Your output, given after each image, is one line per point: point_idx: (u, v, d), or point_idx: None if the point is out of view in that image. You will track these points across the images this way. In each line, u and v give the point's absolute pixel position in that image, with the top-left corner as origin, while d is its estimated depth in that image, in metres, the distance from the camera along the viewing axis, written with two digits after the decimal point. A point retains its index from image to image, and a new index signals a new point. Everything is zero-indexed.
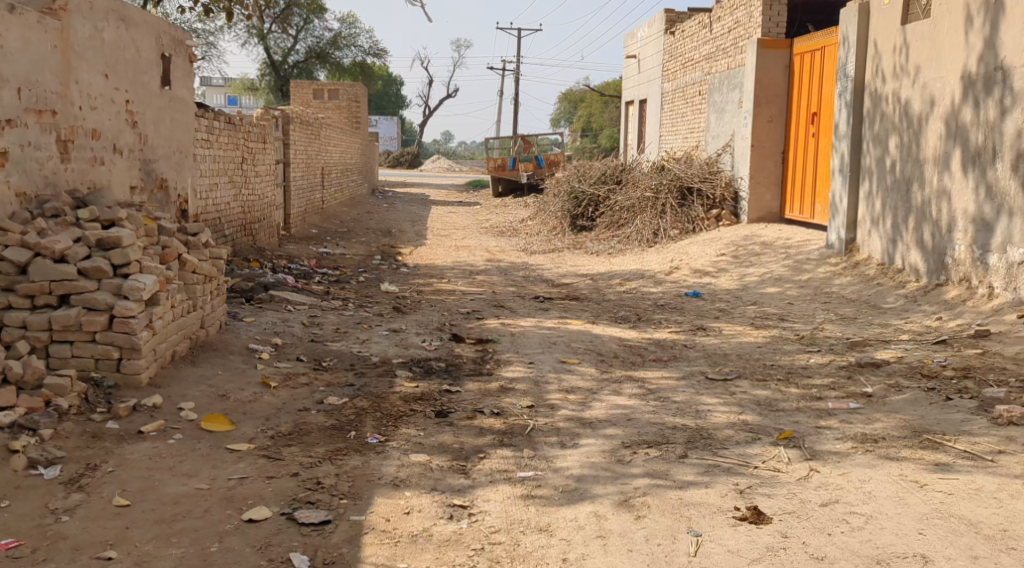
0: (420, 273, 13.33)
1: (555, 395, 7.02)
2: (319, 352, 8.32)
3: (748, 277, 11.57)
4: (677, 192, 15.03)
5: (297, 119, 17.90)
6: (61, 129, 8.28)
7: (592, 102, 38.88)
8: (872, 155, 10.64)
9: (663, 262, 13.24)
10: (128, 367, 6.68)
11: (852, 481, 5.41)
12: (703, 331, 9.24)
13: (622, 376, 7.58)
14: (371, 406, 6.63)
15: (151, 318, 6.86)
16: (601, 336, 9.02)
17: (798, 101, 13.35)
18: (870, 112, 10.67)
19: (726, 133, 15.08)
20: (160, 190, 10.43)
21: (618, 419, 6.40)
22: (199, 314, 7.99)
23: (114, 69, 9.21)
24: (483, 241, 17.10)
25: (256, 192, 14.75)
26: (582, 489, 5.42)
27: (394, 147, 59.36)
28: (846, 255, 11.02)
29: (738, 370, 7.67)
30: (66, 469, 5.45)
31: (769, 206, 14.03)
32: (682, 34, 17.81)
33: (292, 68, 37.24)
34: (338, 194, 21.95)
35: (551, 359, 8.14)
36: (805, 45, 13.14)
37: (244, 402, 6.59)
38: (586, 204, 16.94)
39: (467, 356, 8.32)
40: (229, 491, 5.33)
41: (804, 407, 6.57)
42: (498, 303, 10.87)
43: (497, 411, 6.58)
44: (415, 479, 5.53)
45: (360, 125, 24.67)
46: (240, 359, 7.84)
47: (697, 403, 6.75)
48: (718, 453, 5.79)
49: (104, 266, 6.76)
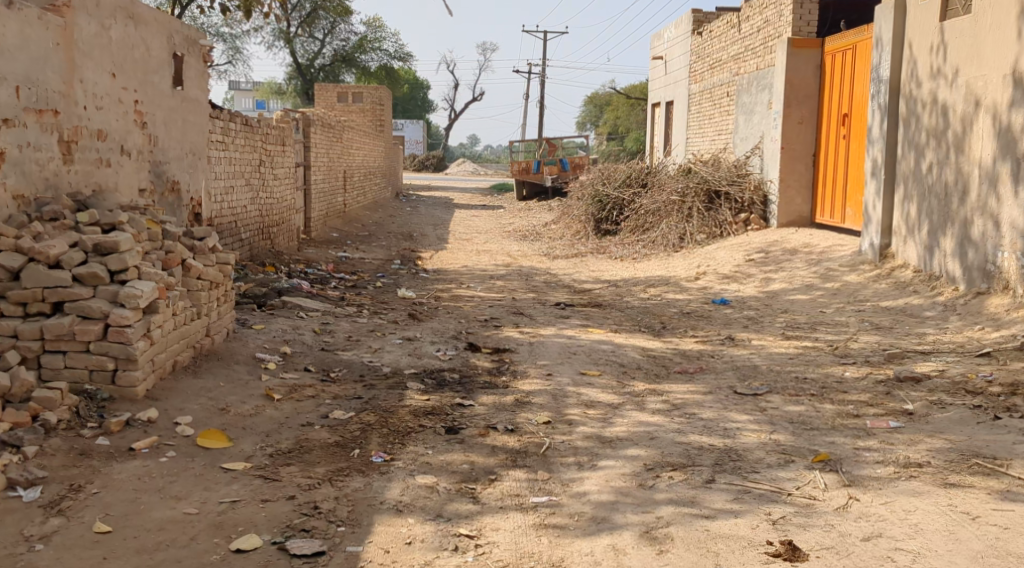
0: (440, 279, 12.96)
1: (574, 410, 6.63)
2: (328, 362, 7.97)
3: (778, 284, 11.14)
4: (704, 196, 14.60)
5: (319, 121, 17.58)
6: (63, 130, 7.97)
7: (619, 105, 38.42)
8: (907, 159, 10.17)
9: (690, 268, 12.84)
10: (124, 379, 6.33)
11: (896, 511, 4.98)
12: (731, 341, 8.82)
13: (646, 389, 7.19)
14: (378, 421, 6.26)
15: (149, 327, 6.52)
16: (624, 346, 8.62)
17: (830, 104, 12.89)
18: (905, 114, 10.21)
19: (755, 135, 14.62)
20: (171, 193, 10.12)
21: (641, 438, 6.00)
22: (203, 322, 7.65)
23: (121, 68, 8.88)
24: (505, 245, 16.74)
25: (274, 195, 14.43)
26: (602, 518, 5.03)
27: (419, 151, 59.12)
28: (880, 262, 10.55)
29: (770, 384, 7.25)
30: (48, 490, 5.12)
31: (799, 210, 13.55)
32: (710, 34, 17.37)
33: (319, 72, 36.70)
34: (360, 197, 21.63)
35: (570, 370, 7.75)
36: (837, 45, 12.69)
37: (244, 416, 6.24)
38: (610, 208, 16.52)
39: (482, 367, 7.94)
40: (219, 516, 4.97)
41: (841, 425, 6.15)
42: (518, 310, 10.51)
43: (512, 427, 6.20)
44: (421, 503, 5.15)
45: (384, 128, 24.32)
46: (245, 369, 7.50)
47: (725, 420, 6.34)
48: (748, 477, 5.38)
49: (101, 273, 6.44)
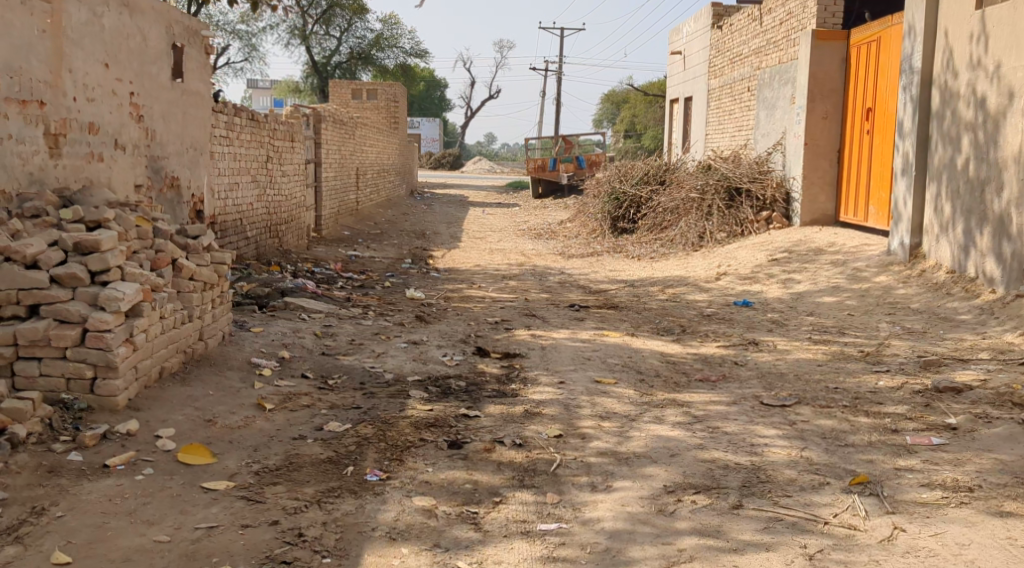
0: (451, 278, 12.52)
1: (587, 422, 6.15)
2: (327, 368, 7.51)
3: (802, 285, 10.62)
4: (725, 193, 14.04)
5: (330, 117, 17.12)
6: (50, 122, 7.52)
7: (636, 103, 37.86)
8: (940, 153, 9.64)
9: (709, 267, 12.34)
10: (103, 388, 5.88)
11: (949, 545, 4.52)
12: (754, 346, 8.33)
13: (665, 399, 6.70)
14: (375, 435, 5.79)
15: (132, 332, 6.07)
16: (642, 352, 8.14)
17: (855, 97, 12.37)
18: (940, 106, 9.68)
19: (777, 131, 14.10)
20: (170, 189, 9.68)
21: (660, 455, 5.52)
22: (196, 325, 7.21)
23: (115, 58, 8.42)
24: (520, 244, 16.27)
25: (282, 192, 13.99)
26: (618, 551, 4.57)
27: (436, 149, 58.76)
28: (910, 262, 10.03)
29: (798, 393, 6.76)
30: (8, 513, 4.68)
31: (823, 207, 13.00)
32: (731, 28, 16.83)
33: (335, 69, 36.30)
34: (373, 195, 21.17)
35: (584, 377, 7.27)
36: (863, 36, 12.15)
37: (231, 429, 5.79)
38: (627, 206, 16.00)
39: (491, 373, 7.48)
40: (193, 545, 4.53)
41: (878, 442, 5.67)
42: (530, 311, 10.03)
43: (520, 442, 5.73)
44: (417, 531, 4.70)
45: (398, 125, 23.79)
46: (238, 376, 7.06)
47: (752, 435, 5.85)
48: (779, 502, 4.89)
49: (80, 273, 6.01)
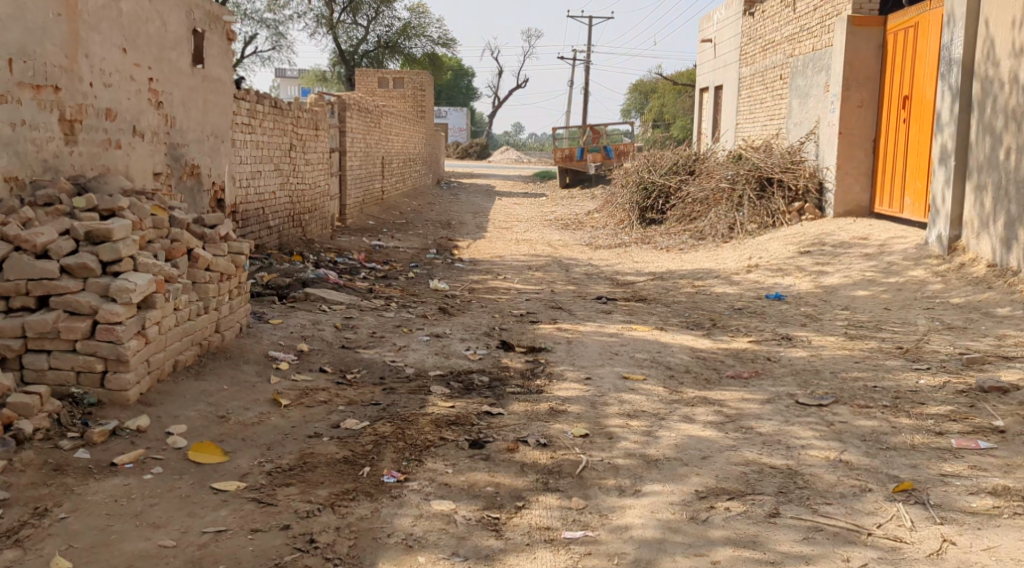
0: (476, 269, 12.27)
1: (614, 421, 5.90)
2: (346, 362, 7.30)
3: (835, 278, 10.32)
4: (756, 183, 13.72)
5: (355, 105, 16.89)
6: (65, 107, 7.32)
7: (665, 92, 37.43)
8: (981, 143, 9.31)
9: (739, 259, 12.04)
10: (114, 382, 5.69)
11: (1003, 560, 4.27)
12: (788, 341, 8.05)
13: (696, 397, 6.43)
14: (393, 433, 5.57)
15: (144, 324, 5.87)
16: (671, 346, 7.88)
17: (892, 86, 12.02)
18: (980, 95, 9.35)
19: (810, 120, 13.75)
20: (190, 177, 9.49)
21: (691, 458, 5.27)
22: (212, 317, 7.02)
23: (133, 43, 8.20)
24: (546, 234, 16.00)
25: (305, 181, 13.78)
26: (647, 562, 4.34)
27: (464, 139, 58.56)
28: (948, 255, 9.71)
29: (835, 392, 6.49)
30: (10, 514, 4.51)
31: (857, 198, 12.66)
32: (764, 14, 16.45)
33: (363, 58, 36.08)
34: (399, 184, 20.96)
35: (612, 374, 7.01)
36: (901, 23, 11.80)
37: (245, 426, 5.59)
38: (656, 196, 15.71)
39: (515, 368, 7.24)
40: (199, 550, 4.34)
41: (921, 445, 5.42)
42: (556, 304, 9.78)
43: (545, 442, 5.49)
44: (435, 537, 4.49)
45: (425, 114, 23.53)
46: (253, 370, 6.86)
47: (789, 436, 5.58)
48: (818, 510, 4.64)
49: (91, 263, 5.80)
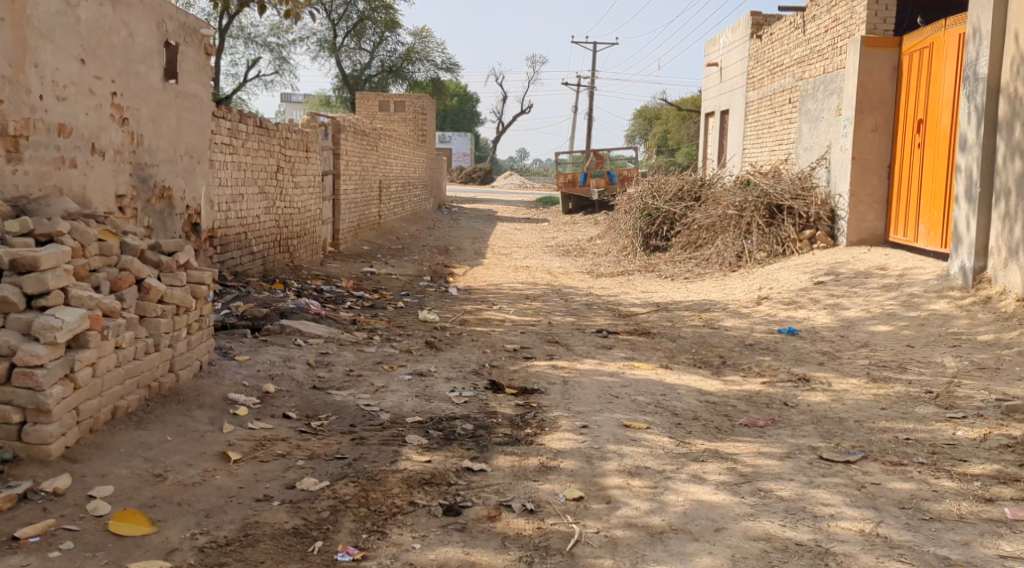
0: (469, 298, 11.51)
1: (613, 481, 5.12)
2: (315, 406, 6.54)
3: (853, 311, 9.56)
4: (765, 210, 12.93)
5: (349, 127, 16.13)
6: (7, 122, 6.60)
7: (670, 118, 36.71)
8: (1010, 169, 8.53)
9: (748, 290, 11.29)
10: (33, 435, 4.94)
11: None
12: (806, 383, 7.25)
13: (705, 450, 5.66)
14: (357, 496, 4.84)
15: (72, 366, 5.10)
16: (678, 389, 7.09)
17: (907, 108, 11.28)
18: (1009, 117, 8.59)
19: (822, 145, 13.01)
20: (160, 201, 8.73)
21: (702, 530, 4.56)
22: (164, 355, 6.24)
23: (94, 54, 7.43)
24: (546, 261, 15.24)
25: (293, 205, 13.02)
26: None
27: (467, 164, 57.80)
28: (973, 288, 8.91)
29: (863, 445, 5.72)
30: None
31: (872, 227, 11.90)
32: (773, 36, 15.74)
33: (366, 83, 35.43)
34: (397, 209, 20.18)
35: (612, 421, 6.22)
36: (916, 43, 11.07)
37: (184, 486, 4.87)
38: (660, 222, 14.97)
39: (505, 414, 6.46)
40: None
41: (971, 515, 4.68)
42: (552, 338, 9.00)
43: (532, 507, 4.76)
44: None
45: (426, 138, 22.76)
46: (208, 416, 6.12)
47: (814, 501, 4.81)
48: None
49: (12, 297, 5.07)
